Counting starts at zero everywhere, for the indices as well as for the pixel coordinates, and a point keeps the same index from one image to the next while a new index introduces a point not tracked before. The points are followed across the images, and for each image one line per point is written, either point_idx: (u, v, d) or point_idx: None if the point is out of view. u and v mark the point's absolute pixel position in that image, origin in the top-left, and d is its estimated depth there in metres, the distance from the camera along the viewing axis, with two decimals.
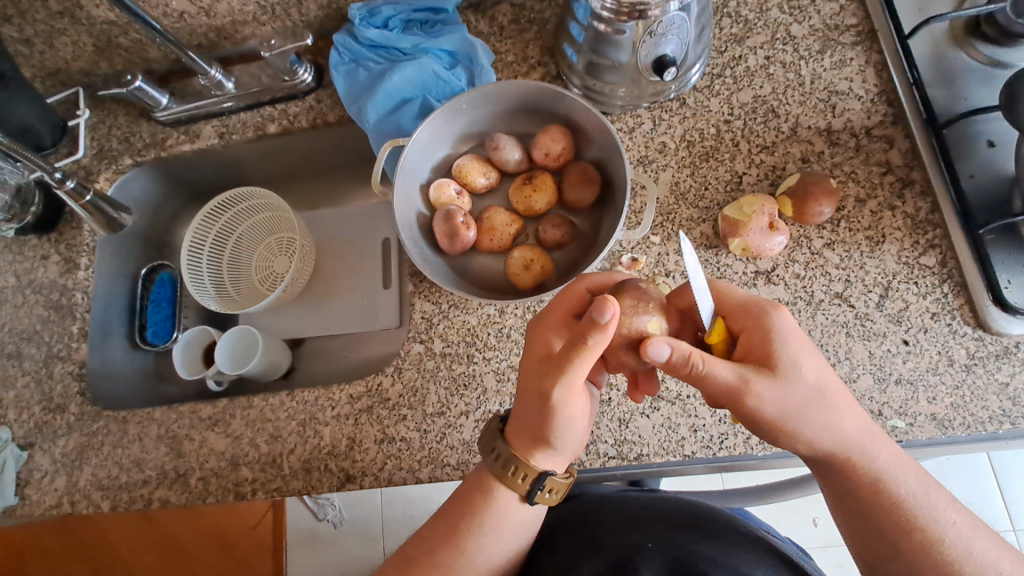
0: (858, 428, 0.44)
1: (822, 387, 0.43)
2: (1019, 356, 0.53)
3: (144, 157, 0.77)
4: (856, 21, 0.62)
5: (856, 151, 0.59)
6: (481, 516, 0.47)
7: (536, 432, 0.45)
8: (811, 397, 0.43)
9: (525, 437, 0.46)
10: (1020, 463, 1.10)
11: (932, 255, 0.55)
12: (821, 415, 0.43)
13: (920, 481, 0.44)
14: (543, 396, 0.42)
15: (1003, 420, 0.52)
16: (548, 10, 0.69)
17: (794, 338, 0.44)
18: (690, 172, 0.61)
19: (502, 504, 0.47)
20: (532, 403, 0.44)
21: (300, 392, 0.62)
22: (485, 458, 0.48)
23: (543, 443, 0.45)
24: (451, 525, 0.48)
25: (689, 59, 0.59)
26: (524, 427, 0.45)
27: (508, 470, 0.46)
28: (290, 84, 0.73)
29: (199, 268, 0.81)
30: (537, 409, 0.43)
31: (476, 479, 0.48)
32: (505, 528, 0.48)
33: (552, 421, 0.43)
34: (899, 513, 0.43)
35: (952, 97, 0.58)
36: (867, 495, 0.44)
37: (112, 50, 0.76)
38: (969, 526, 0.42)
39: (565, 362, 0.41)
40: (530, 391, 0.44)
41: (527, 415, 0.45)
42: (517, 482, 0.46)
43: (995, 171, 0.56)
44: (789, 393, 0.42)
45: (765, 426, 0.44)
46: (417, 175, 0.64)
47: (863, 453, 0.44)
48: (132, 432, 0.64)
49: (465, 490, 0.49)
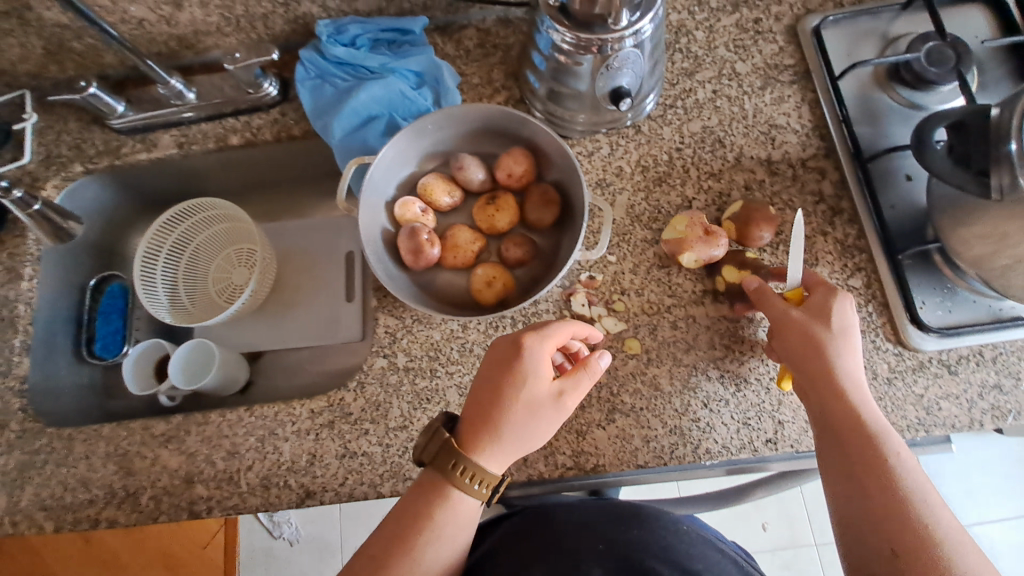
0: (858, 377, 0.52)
1: (848, 346, 0.53)
2: (932, 370, 0.59)
3: (97, 165, 0.74)
4: (794, 62, 0.68)
5: (793, 181, 0.64)
6: (435, 519, 0.48)
7: (520, 442, 0.50)
8: (845, 346, 0.53)
9: (501, 442, 0.49)
10: (945, 468, 1.20)
11: (859, 277, 0.61)
12: (840, 356, 0.52)
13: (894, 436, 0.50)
14: (554, 400, 0.50)
15: (918, 428, 0.57)
16: (512, 36, 0.72)
17: (845, 310, 0.54)
18: (644, 196, 0.64)
19: (457, 508, 0.49)
20: (539, 410, 0.49)
21: (259, 407, 0.61)
22: (437, 463, 0.49)
23: (512, 450, 0.50)
24: (403, 528, 0.48)
25: (644, 90, 0.63)
26: (509, 432, 0.49)
27: (459, 471, 0.48)
28: (254, 97, 0.73)
29: (153, 280, 0.79)
30: (544, 415, 0.50)
31: (427, 484, 0.50)
32: (459, 533, 0.49)
33: (542, 427, 0.50)
34: (867, 442, 0.49)
35: (877, 134, 0.65)
36: (848, 421, 0.51)
37: (65, 54, 0.74)
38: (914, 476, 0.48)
39: (575, 377, 0.51)
40: (537, 400, 0.49)
41: (521, 420, 0.49)
42: (475, 488, 0.49)
43: (912, 202, 0.62)
44: (819, 332, 0.53)
45: (795, 350, 0.53)
46: (382, 193, 0.65)
47: (856, 394, 0.52)
48: (78, 450, 0.62)
49: (415, 497, 0.49)
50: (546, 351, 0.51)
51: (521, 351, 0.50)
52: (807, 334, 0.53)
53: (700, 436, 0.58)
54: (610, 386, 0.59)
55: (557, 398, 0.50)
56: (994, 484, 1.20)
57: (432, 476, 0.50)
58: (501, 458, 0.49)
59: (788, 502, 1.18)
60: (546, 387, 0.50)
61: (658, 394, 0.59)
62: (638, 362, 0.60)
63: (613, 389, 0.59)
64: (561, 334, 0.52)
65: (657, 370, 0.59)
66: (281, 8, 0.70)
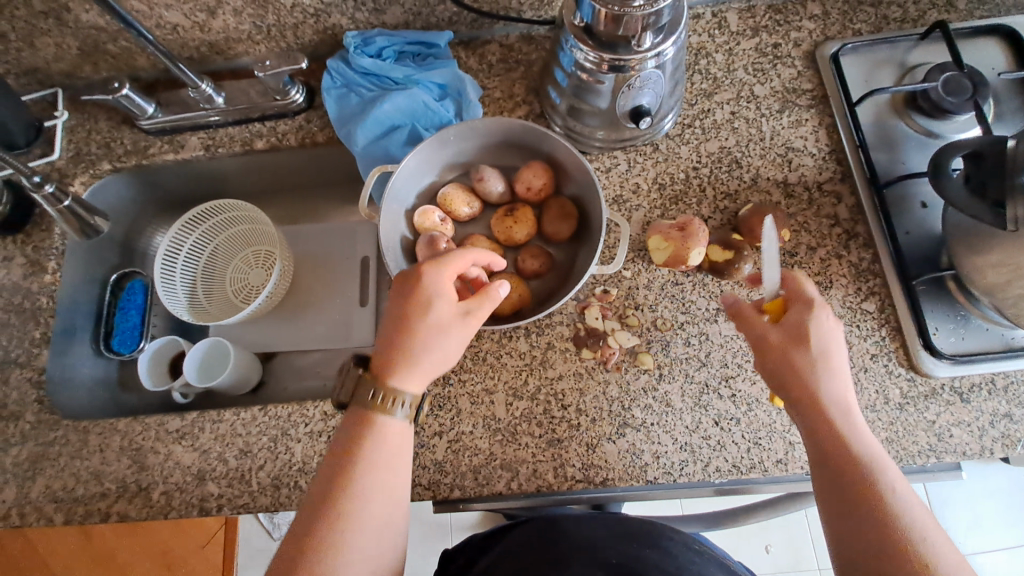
0: (846, 401, 0.48)
1: (832, 367, 0.49)
2: (943, 397, 0.59)
3: (124, 164, 0.76)
4: (812, 86, 0.69)
5: (809, 204, 0.65)
6: (361, 453, 0.47)
7: (430, 356, 0.50)
8: (832, 367, 0.49)
9: (417, 364, 0.49)
10: (953, 496, 1.19)
11: (873, 301, 0.61)
12: (824, 381, 0.48)
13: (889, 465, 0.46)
14: (461, 317, 0.51)
15: (929, 454, 0.57)
16: (535, 53, 0.74)
17: (830, 328, 0.50)
18: (660, 213, 0.65)
19: (379, 438, 0.48)
20: (452, 327, 0.50)
21: (272, 407, 0.62)
22: (354, 398, 0.49)
23: (424, 371, 0.50)
24: (332, 470, 0.47)
25: (663, 109, 0.64)
26: (419, 350, 0.49)
27: (378, 397, 0.48)
28: (281, 104, 0.74)
29: (173, 279, 0.80)
30: (453, 329, 0.50)
31: (349, 422, 0.49)
32: (383, 473, 0.47)
33: (456, 342, 0.51)
34: (858, 473, 0.45)
35: (893, 160, 0.65)
36: (841, 454, 0.47)
37: (99, 56, 0.76)
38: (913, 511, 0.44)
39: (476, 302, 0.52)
40: (447, 320, 0.50)
41: (429, 338, 0.49)
42: (391, 409, 0.48)
43: (927, 229, 0.62)
44: (805, 357, 0.49)
45: (780, 376, 0.50)
46: (403, 201, 0.66)
47: (846, 421, 0.48)
48: (93, 443, 0.63)
49: (340, 439, 0.48)
50: (450, 276, 0.51)
51: (418, 277, 0.51)
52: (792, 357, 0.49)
53: (711, 454, 0.58)
54: (621, 400, 0.60)
55: (461, 313, 0.51)
56: (1003, 515, 1.19)
57: (353, 414, 0.49)
58: (417, 379, 0.49)
59: (793, 525, 1.16)
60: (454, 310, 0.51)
61: (669, 410, 0.59)
62: (649, 377, 0.60)
63: (624, 403, 0.60)
64: (463, 261, 0.53)
65: (668, 386, 0.60)
66: (311, 19, 0.72)
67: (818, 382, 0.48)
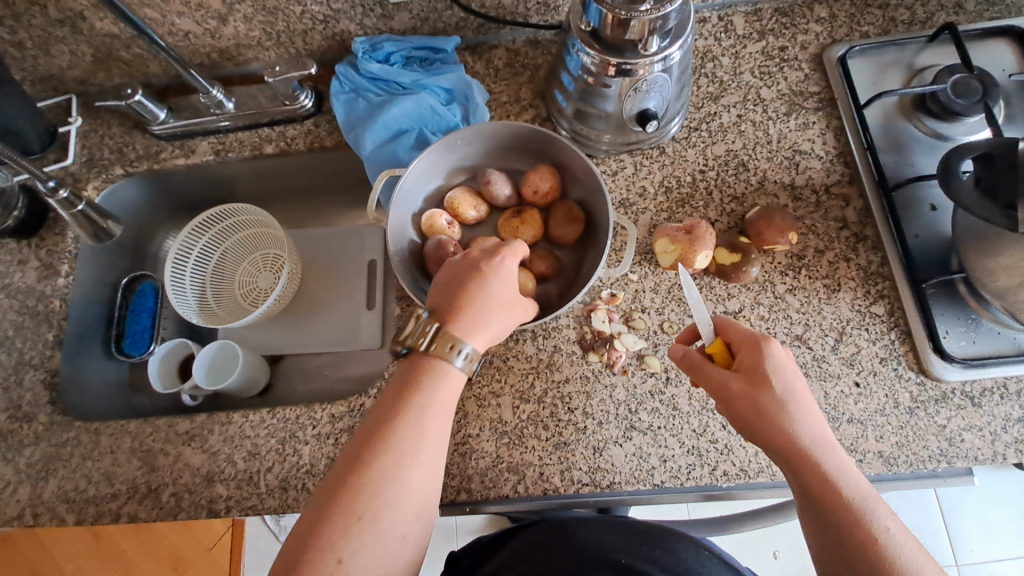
0: (815, 436, 0.47)
1: (797, 401, 0.48)
2: (954, 401, 0.58)
3: (136, 168, 0.77)
4: (819, 89, 0.69)
5: (816, 207, 0.65)
6: (408, 411, 0.48)
7: (493, 321, 0.52)
8: (798, 402, 0.48)
9: (485, 330, 0.52)
10: (966, 502, 1.18)
11: (882, 304, 0.61)
12: (792, 420, 0.47)
13: (874, 501, 0.45)
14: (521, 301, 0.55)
15: (941, 459, 0.57)
16: (541, 57, 0.74)
17: (785, 361, 0.50)
18: (667, 216, 0.65)
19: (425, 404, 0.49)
20: (512, 302, 0.54)
21: (280, 409, 0.63)
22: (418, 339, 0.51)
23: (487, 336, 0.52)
24: (375, 432, 0.48)
25: (670, 113, 0.64)
26: (488, 314, 0.52)
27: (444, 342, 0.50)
28: (289, 109, 0.75)
29: (183, 282, 0.81)
30: (511, 307, 0.53)
31: (402, 384, 0.50)
32: (426, 438, 0.48)
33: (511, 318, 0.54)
34: (842, 513, 0.44)
35: (901, 162, 0.65)
36: (828, 498, 0.45)
37: (112, 62, 0.77)
38: (906, 546, 0.43)
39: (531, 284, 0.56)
40: (504, 291, 0.53)
41: (495, 308, 0.52)
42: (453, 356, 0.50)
43: (937, 231, 0.62)
44: (770, 397, 0.48)
45: (746, 422, 0.48)
46: (410, 205, 0.66)
47: (821, 460, 0.46)
48: (104, 444, 0.63)
49: (392, 395, 0.50)
50: (516, 260, 0.56)
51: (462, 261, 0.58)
52: (761, 400, 0.48)
53: (718, 458, 0.58)
54: (628, 403, 0.60)
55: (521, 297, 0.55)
56: (1017, 522, 1.17)
57: (414, 361, 0.51)
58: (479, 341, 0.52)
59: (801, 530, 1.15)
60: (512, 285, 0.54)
61: (676, 414, 0.59)
62: (656, 380, 0.60)
63: (631, 407, 0.59)
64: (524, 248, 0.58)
65: (675, 390, 0.60)
66: (320, 25, 0.73)
67: (789, 421, 0.47)
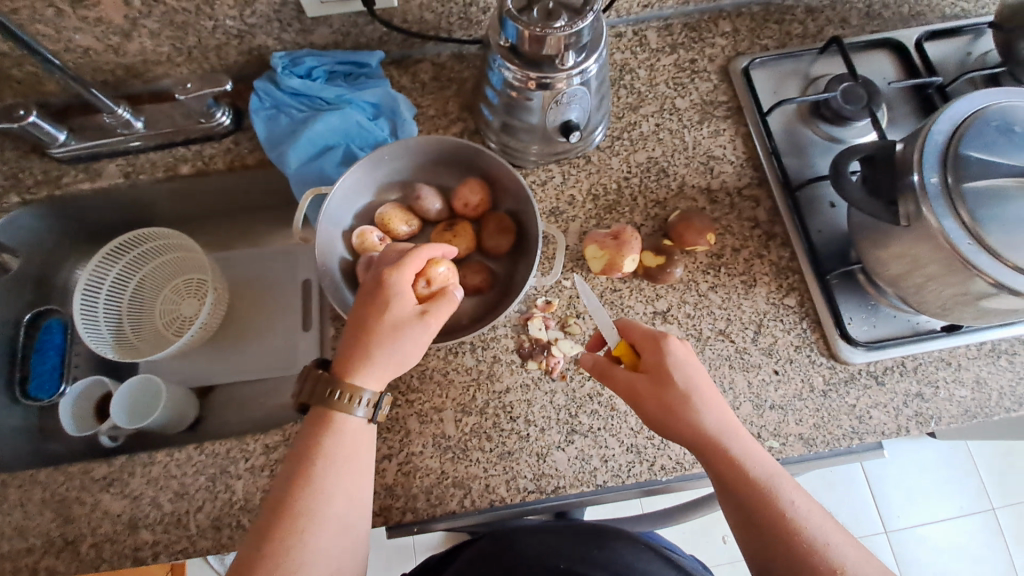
0: (721, 423, 0.50)
1: (699, 392, 0.51)
2: (861, 381, 0.63)
3: (34, 195, 0.71)
4: (727, 98, 0.74)
5: (731, 208, 0.69)
6: (326, 448, 0.48)
7: (390, 354, 0.50)
8: (700, 392, 0.51)
9: (385, 366, 0.50)
10: (888, 472, 1.28)
11: (794, 296, 0.65)
12: (699, 411, 0.50)
13: (780, 475, 0.48)
14: (423, 322, 0.51)
15: (853, 436, 0.61)
16: (466, 71, 0.75)
17: (685, 356, 0.53)
18: (595, 223, 0.67)
19: (342, 439, 0.49)
20: (410, 326, 0.50)
21: (209, 444, 0.59)
22: (314, 396, 0.50)
23: (391, 368, 0.50)
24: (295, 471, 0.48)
25: (592, 123, 0.67)
26: (381, 353, 0.50)
27: (340, 396, 0.49)
28: (206, 127, 0.72)
29: (95, 315, 0.75)
30: (413, 332, 0.50)
31: (313, 424, 0.49)
32: (347, 472, 0.48)
33: (416, 342, 0.51)
34: (751, 492, 0.47)
35: (803, 164, 0.70)
36: (739, 479, 0.48)
37: (0, 81, 0.71)
38: (811, 512, 0.46)
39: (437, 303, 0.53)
40: (397, 318, 0.50)
41: (390, 341, 0.50)
42: (353, 406, 0.49)
43: (837, 226, 0.68)
44: (675, 392, 0.51)
45: (657, 419, 0.51)
46: (339, 222, 0.65)
47: (729, 446, 0.49)
48: (7, 499, 0.58)
49: (304, 438, 0.49)
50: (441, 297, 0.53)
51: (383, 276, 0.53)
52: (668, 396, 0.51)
53: (656, 453, 0.60)
54: (568, 408, 0.61)
55: (423, 317, 0.51)
56: (931, 485, 1.29)
57: (313, 411, 0.50)
58: (381, 377, 0.50)
59: None
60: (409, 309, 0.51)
61: (614, 414, 0.61)
62: (594, 383, 0.62)
63: (571, 411, 0.61)
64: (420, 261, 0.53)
65: (612, 391, 0.62)
66: (235, 40, 0.70)
67: (696, 411, 0.50)
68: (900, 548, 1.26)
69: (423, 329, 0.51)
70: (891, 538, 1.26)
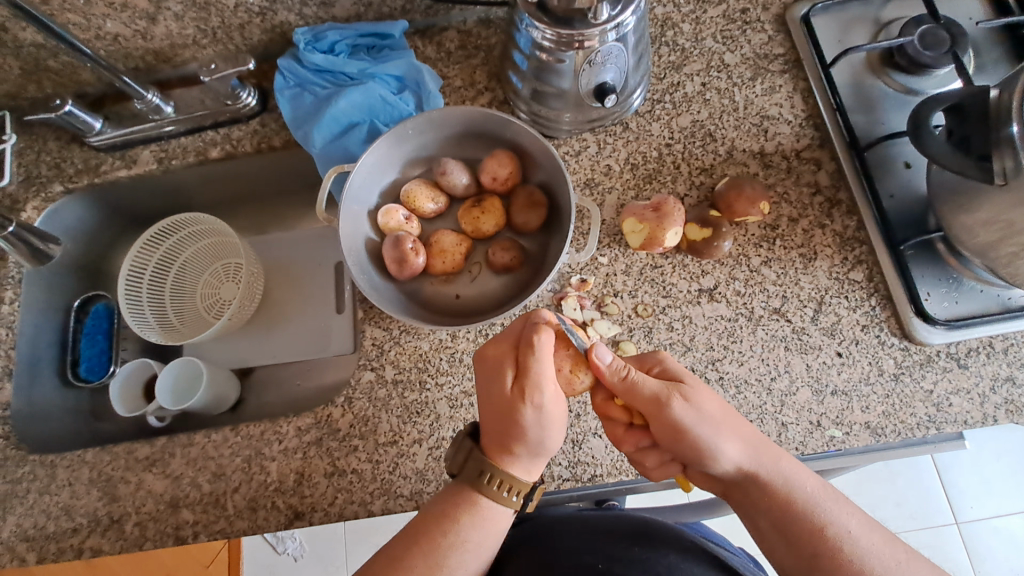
0: (752, 438, 0.49)
1: (722, 412, 0.49)
2: (940, 364, 0.56)
3: (76, 184, 0.73)
4: (784, 51, 0.66)
5: (788, 173, 0.62)
6: (467, 524, 0.47)
7: (533, 445, 0.48)
8: (726, 412, 0.49)
9: (531, 454, 0.48)
10: (959, 458, 1.18)
11: (860, 270, 0.59)
12: (729, 436, 0.48)
13: (824, 489, 0.47)
14: (531, 404, 0.47)
15: (929, 426, 0.55)
16: (494, 37, 0.70)
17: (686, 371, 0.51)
18: (634, 194, 0.63)
19: (488, 517, 0.48)
20: (518, 411, 0.47)
21: (245, 426, 0.59)
22: (464, 473, 0.49)
23: (537, 458, 0.49)
24: (429, 532, 0.47)
25: (629, 86, 0.61)
26: (518, 446, 0.47)
27: (492, 483, 0.47)
28: (232, 109, 0.71)
29: (139, 299, 0.78)
30: (529, 419, 0.47)
31: (454, 492, 0.48)
32: (487, 542, 0.48)
33: (546, 425, 0.48)
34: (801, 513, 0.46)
35: (872, 121, 0.63)
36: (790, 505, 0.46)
37: (41, 73, 0.72)
38: (867, 527, 0.46)
39: (535, 371, 0.47)
40: (502, 401, 0.48)
41: (519, 436, 0.47)
42: (510, 498, 0.48)
43: (911, 190, 0.60)
44: (704, 409, 0.48)
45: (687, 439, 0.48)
46: (364, 201, 0.63)
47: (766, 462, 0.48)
48: (61, 477, 0.60)
49: (444, 498, 0.48)
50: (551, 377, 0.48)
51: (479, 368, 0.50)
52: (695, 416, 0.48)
53: None
54: None
55: (527, 401, 0.47)
56: (1014, 476, 1.17)
57: (460, 485, 0.49)
58: (534, 467, 0.49)
59: None
60: (509, 388, 0.48)
61: None
62: None
63: None
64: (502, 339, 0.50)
65: None
66: (257, 18, 0.68)
67: (728, 432, 0.48)
68: (974, 543, 1.16)
69: (539, 412, 0.47)
70: (964, 530, 1.16)
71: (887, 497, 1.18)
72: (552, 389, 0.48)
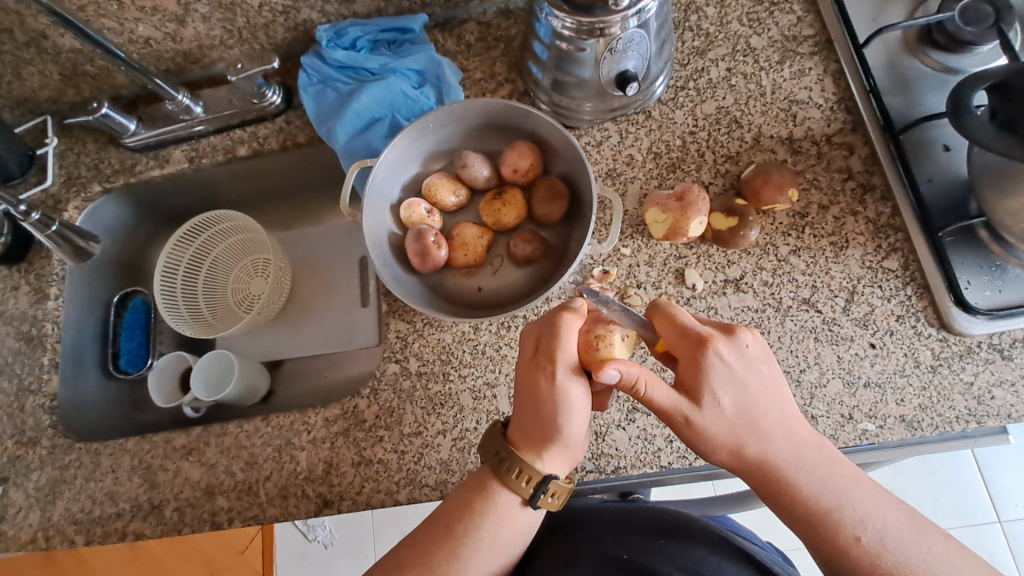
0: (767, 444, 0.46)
1: (738, 417, 0.46)
2: (982, 355, 0.54)
3: (113, 184, 0.75)
4: (814, 31, 0.64)
5: (818, 159, 0.60)
6: (481, 510, 0.47)
7: (548, 428, 0.47)
8: (738, 421, 0.46)
9: (545, 441, 0.47)
10: (1003, 454, 1.14)
11: (895, 258, 0.57)
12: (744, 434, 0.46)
13: (846, 489, 0.45)
14: (549, 379, 0.47)
15: (969, 420, 0.53)
16: (513, 28, 0.70)
17: (721, 369, 0.46)
18: (657, 183, 0.62)
19: (503, 507, 0.48)
20: (538, 386, 0.47)
21: (275, 417, 0.61)
22: (486, 459, 0.49)
23: (555, 446, 0.47)
24: (450, 520, 0.48)
25: (652, 73, 0.60)
26: (534, 426, 0.47)
27: (510, 471, 0.47)
28: (258, 107, 0.72)
29: (173, 294, 0.80)
30: (544, 392, 0.47)
31: (476, 480, 0.49)
32: (503, 532, 0.48)
33: (562, 404, 0.46)
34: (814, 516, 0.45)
35: (908, 103, 0.60)
36: (796, 507, 0.46)
37: (79, 78, 0.75)
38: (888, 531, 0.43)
39: (557, 344, 0.47)
40: (524, 374, 0.49)
41: (537, 411, 0.47)
42: (522, 486, 0.47)
43: (951, 174, 0.57)
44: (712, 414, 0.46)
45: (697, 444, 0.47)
46: (386, 195, 0.64)
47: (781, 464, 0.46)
48: (104, 464, 0.63)
49: (466, 485, 0.49)
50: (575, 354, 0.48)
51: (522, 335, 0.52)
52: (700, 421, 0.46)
53: None
54: None
55: (545, 374, 0.47)
56: None
57: (480, 475, 0.49)
58: (553, 456, 0.48)
59: None
60: (528, 367, 0.49)
61: None
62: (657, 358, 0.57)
63: None
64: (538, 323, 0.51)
65: None
66: (281, 17, 0.70)
67: (732, 443, 0.46)
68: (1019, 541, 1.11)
69: (556, 387, 0.47)
70: (1008, 530, 1.12)
71: (926, 493, 1.14)
72: (572, 367, 0.47)
